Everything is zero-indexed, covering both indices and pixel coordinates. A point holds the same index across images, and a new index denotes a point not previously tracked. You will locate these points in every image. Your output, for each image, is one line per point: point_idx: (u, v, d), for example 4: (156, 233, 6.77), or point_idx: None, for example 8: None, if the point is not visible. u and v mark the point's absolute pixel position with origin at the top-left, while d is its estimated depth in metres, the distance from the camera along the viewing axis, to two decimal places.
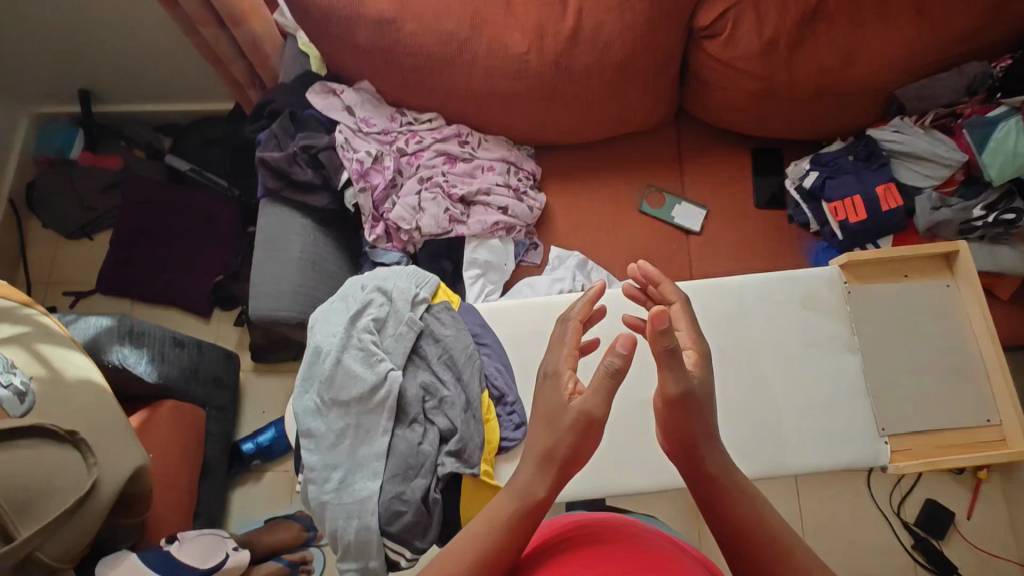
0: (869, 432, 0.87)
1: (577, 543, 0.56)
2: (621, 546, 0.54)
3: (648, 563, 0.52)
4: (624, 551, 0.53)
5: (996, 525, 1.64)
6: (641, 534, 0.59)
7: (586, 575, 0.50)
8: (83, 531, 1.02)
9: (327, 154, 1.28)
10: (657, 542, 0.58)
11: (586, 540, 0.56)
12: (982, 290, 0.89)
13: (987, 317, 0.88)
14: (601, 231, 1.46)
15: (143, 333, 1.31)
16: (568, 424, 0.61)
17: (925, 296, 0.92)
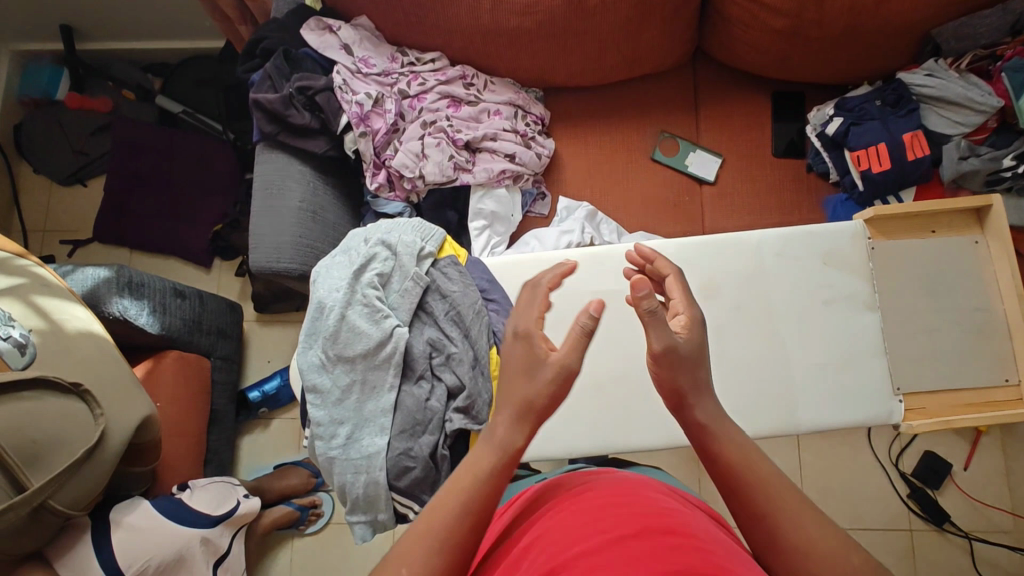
0: (883, 391, 0.85)
1: (572, 500, 0.55)
2: (626, 503, 0.51)
3: (649, 513, 0.49)
4: (629, 508, 0.51)
5: (992, 475, 1.67)
6: (650, 491, 0.56)
7: (583, 531, 0.48)
8: (94, 480, 1.03)
9: (325, 96, 1.20)
10: (667, 498, 0.55)
11: (590, 497, 0.54)
12: (1013, 246, 0.85)
13: (1015, 275, 0.85)
14: (611, 181, 1.40)
15: (143, 284, 1.28)
16: (546, 378, 0.57)
17: (952, 252, 0.88)
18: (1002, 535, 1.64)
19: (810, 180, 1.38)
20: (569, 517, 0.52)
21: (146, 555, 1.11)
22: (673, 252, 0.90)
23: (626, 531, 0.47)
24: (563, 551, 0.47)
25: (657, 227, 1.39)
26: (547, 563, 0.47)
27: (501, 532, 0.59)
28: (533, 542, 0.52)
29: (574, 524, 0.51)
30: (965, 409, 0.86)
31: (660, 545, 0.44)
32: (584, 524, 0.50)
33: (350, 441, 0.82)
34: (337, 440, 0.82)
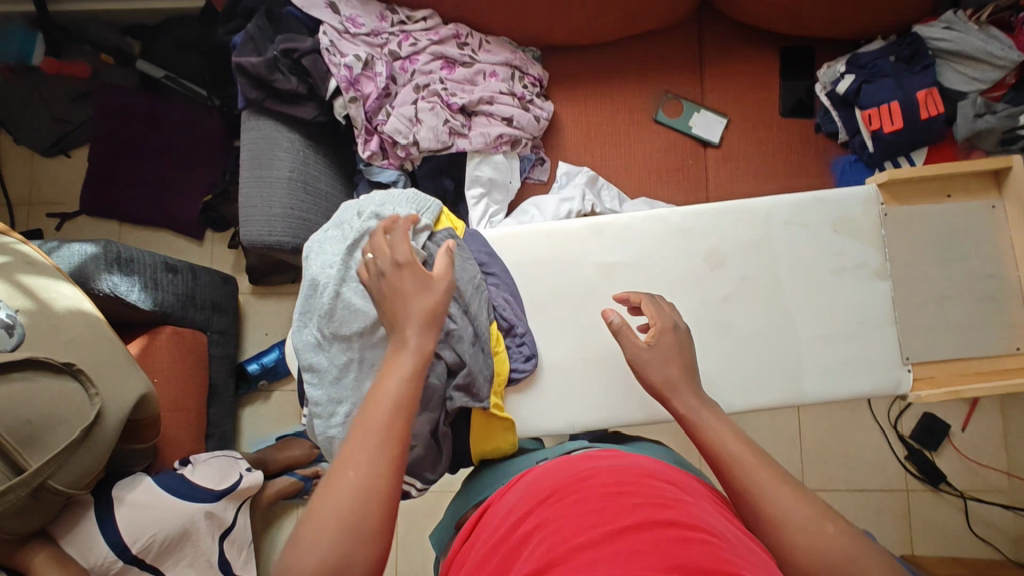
0: (892, 361, 0.83)
1: (575, 488, 0.57)
2: (630, 496, 0.53)
3: (653, 507, 0.52)
4: (633, 502, 0.52)
5: (989, 436, 1.69)
6: (654, 481, 0.58)
7: (582, 520, 0.51)
8: (94, 458, 1.02)
9: (312, 59, 1.14)
10: (671, 489, 0.57)
11: (592, 487, 0.56)
12: None
13: None
14: (612, 145, 1.36)
15: (131, 259, 1.25)
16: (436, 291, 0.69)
17: (969, 217, 0.85)
18: (996, 494, 1.66)
19: (818, 141, 1.34)
20: (571, 506, 0.54)
21: (150, 530, 1.12)
22: (679, 220, 0.87)
23: (629, 523, 0.49)
24: (566, 541, 0.49)
25: (659, 192, 1.35)
26: (548, 551, 0.49)
27: (500, 510, 0.63)
28: (535, 528, 0.54)
29: (576, 513, 0.52)
30: (974, 378, 0.84)
31: (666, 539, 0.47)
32: (585, 515, 0.52)
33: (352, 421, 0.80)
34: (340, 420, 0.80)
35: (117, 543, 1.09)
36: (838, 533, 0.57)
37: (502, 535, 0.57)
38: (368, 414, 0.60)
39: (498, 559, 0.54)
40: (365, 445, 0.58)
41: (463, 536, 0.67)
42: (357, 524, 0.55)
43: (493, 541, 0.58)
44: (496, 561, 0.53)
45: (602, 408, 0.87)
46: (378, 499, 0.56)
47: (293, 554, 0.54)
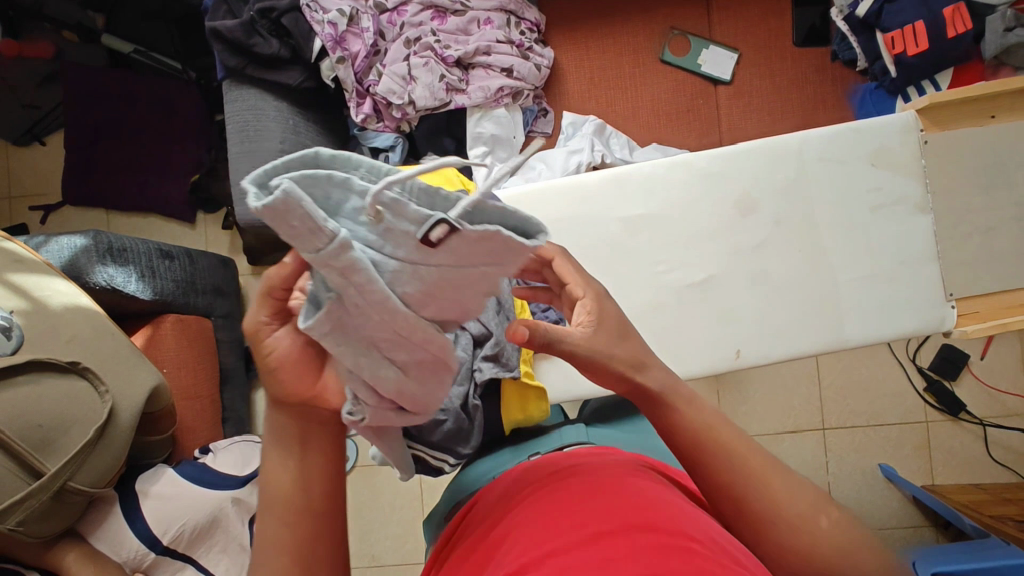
0: (935, 298, 0.80)
1: (551, 492, 0.61)
2: (612, 499, 0.57)
3: (635, 511, 0.54)
4: (613, 506, 0.55)
5: (1008, 362, 1.68)
6: (638, 485, 0.60)
7: (561, 522, 0.55)
8: (112, 456, 1.00)
9: (292, 17, 1.04)
10: (655, 490, 0.60)
11: (573, 492, 0.60)
12: None
13: None
14: (617, 90, 1.28)
15: (124, 249, 1.19)
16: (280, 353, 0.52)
17: (1017, 137, 0.79)
18: (1015, 418, 1.67)
19: (835, 70, 1.27)
20: (547, 512, 0.58)
21: (179, 520, 1.09)
22: (706, 165, 0.82)
23: (607, 529, 0.52)
24: (539, 544, 0.53)
25: (670, 136, 1.28)
26: (521, 556, 0.52)
27: (480, 517, 0.66)
28: (511, 533, 0.58)
29: (551, 517, 0.56)
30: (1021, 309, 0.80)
31: (646, 545, 0.49)
32: (562, 517, 0.56)
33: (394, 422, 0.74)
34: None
35: (147, 536, 1.08)
36: (831, 525, 0.58)
37: (478, 536, 0.63)
38: (266, 524, 0.56)
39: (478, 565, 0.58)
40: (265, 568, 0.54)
41: (447, 535, 0.71)
42: None
43: (470, 545, 0.63)
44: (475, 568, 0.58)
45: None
46: None
47: None
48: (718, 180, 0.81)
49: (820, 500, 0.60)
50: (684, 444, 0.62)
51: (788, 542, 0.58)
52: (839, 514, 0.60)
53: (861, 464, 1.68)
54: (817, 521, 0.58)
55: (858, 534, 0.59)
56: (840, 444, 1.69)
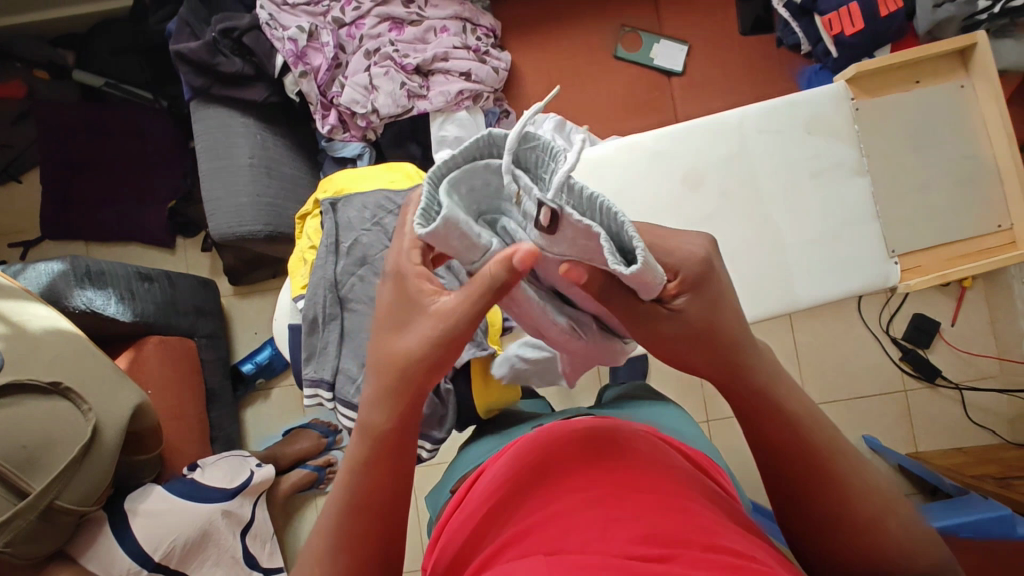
0: (879, 256, 0.84)
1: (557, 455, 0.62)
2: (606, 463, 0.59)
3: (641, 480, 0.57)
4: (619, 475, 0.58)
5: (978, 326, 1.73)
6: (636, 446, 0.63)
7: (567, 489, 0.57)
8: (98, 474, 1.01)
9: (253, 36, 1.08)
10: (657, 455, 0.63)
11: (569, 453, 0.62)
12: (998, 81, 0.81)
13: (1002, 108, 0.81)
14: (574, 88, 1.33)
15: (102, 272, 1.22)
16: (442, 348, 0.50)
17: (939, 100, 0.84)
18: (989, 380, 1.71)
19: (781, 55, 1.32)
20: (545, 475, 0.61)
21: (170, 535, 1.11)
22: (652, 144, 0.86)
23: (612, 497, 0.55)
24: (545, 510, 0.56)
25: (629, 128, 1.33)
26: (518, 526, 0.56)
27: (485, 476, 0.68)
28: (508, 502, 0.61)
29: (556, 482, 0.59)
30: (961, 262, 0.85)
31: (650, 512, 0.53)
32: (568, 482, 0.58)
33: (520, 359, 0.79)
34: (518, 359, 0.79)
35: (138, 553, 1.08)
36: (900, 530, 0.54)
37: (481, 498, 0.65)
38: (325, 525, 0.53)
39: (480, 533, 0.61)
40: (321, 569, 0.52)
41: (456, 500, 0.71)
42: None
43: (473, 506, 0.65)
44: (480, 529, 0.61)
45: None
46: None
47: None
48: (666, 159, 0.85)
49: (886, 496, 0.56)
50: (765, 429, 0.57)
51: (851, 538, 0.54)
52: (910, 515, 0.55)
53: None
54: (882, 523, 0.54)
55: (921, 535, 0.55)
56: None
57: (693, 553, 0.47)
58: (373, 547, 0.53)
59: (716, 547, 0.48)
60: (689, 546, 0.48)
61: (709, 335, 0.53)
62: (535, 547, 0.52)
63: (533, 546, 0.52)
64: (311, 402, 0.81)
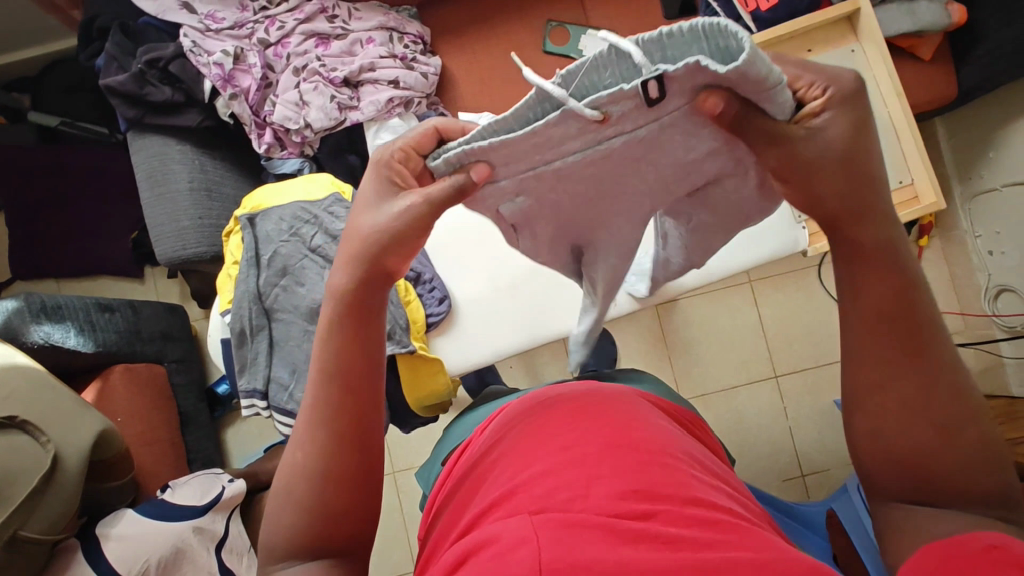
0: (785, 223, 0.90)
1: (540, 422, 0.74)
2: (595, 425, 0.70)
3: (616, 434, 0.68)
4: (597, 431, 0.69)
5: (939, 284, 1.74)
6: (624, 411, 0.74)
7: (551, 445, 0.68)
8: (64, 500, 1.04)
9: (178, 63, 1.11)
10: (631, 413, 0.74)
11: (561, 419, 0.72)
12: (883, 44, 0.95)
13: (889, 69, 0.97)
14: (508, 84, 1.34)
15: (59, 306, 1.25)
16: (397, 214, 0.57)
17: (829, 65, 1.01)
18: (953, 336, 1.72)
19: None
20: (542, 437, 0.71)
21: (144, 555, 1.13)
22: None
23: (590, 452, 0.66)
24: (530, 466, 0.66)
25: None
26: (512, 483, 0.65)
27: (483, 444, 0.78)
28: (503, 463, 0.71)
29: (542, 441, 0.70)
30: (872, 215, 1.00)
31: (630, 465, 0.64)
32: (553, 440, 0.69)
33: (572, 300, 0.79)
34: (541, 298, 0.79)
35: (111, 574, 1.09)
36: (980, 438, 0.52)
37: (477, 461, 0.76)
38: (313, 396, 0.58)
39: (474, 491, 0.72)
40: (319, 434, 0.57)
41: (446, 472, 0.83)
42: (323, 509, 0.56)
43: (468, 473, 0.76)
44: (478, 484, 0.72)
45: (528, 328, 0.90)
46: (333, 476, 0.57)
47: (274, 530, 0.57)
48: None
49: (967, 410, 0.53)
50: (884, 299, 0.54)
51: (931, 444, 0.52)
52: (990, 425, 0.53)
53: (817, 405, 1.72)
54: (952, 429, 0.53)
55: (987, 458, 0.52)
56: (794, 390, 1.73)
57: (675, 506, 0.59)
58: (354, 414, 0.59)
59: (693, 500, 0.61)
60: (672, 502, 0.60)
61: (847, 208, 0.52)
62: (525, 502, 0.61)
63: (528, 499, 0.61)
64: (248, 412, 0.83)
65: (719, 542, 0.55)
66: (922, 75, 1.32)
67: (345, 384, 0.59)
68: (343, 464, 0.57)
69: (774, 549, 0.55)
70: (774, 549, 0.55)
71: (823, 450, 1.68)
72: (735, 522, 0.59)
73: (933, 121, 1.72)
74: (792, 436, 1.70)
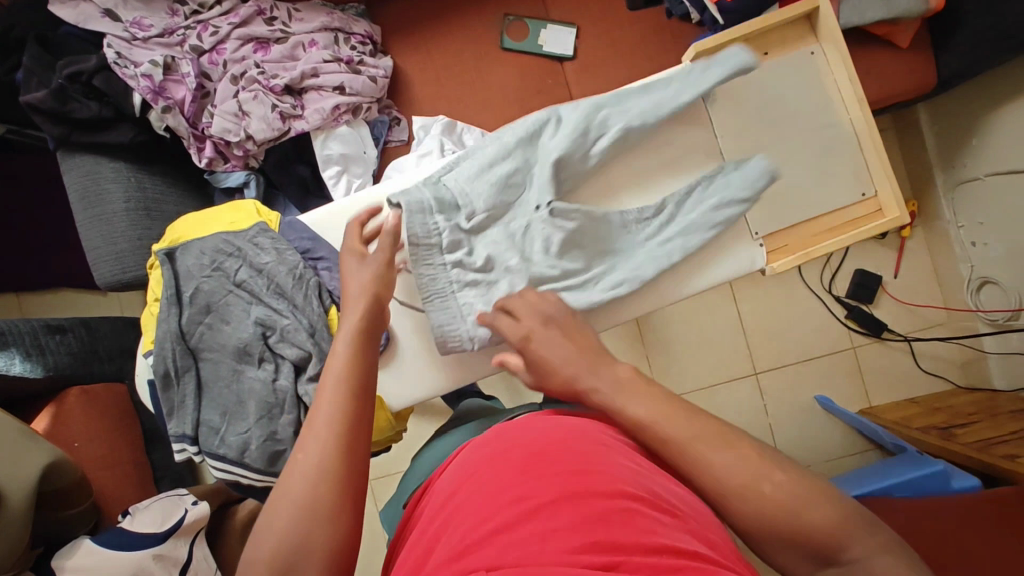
0: (744, 238, 0.91)
1: (495, 464, 0.65)
2: (550, 465, 0.61)
3: (576, 476, 0.60)
4: (553, 474, 0.60)
5: (922, 275, 1.70)
6: (587, 443, 0.65)
7: (504, 493, 0.59)
8: (10, 538, 1.00)
9: (102, 77, 1.04)
10: (601, 449, 0.65)
11: (516, 458, 0.64)
12: (842, 46, 0.91)
13: (850, 73, 0.91)
14: (464, 84, 1.28)
15: (4, 332, 1.20)
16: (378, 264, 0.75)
17: (790, 66, 0.94)
18: (936, 328, 1.69)
19: (673, 26, 1.27)
20: (496, 482, 0.62)
21: None
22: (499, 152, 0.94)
23: (545, 500, 0.57)
24: (479, 523, 0.57)
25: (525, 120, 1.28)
26: (465, 538, 0.57)
27: (438, 492, 0.70)
28: (457, 509, 0.62)
29: (495, 488, 0.61)
30: (827, 235, 0.94)
31: (589, 515, 0.55)
32: (506, 488, 0.60)
33: (451, 225, 0.86)
34: (436, 234, 0.85)
35: None
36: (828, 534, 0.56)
37: (435, 512, 0.66)
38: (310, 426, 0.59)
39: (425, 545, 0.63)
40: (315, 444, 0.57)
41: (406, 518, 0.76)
42: (318, 513, 0.54)
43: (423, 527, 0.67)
44: (428, 538, 0.63)
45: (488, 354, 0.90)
46: (327, 484, 0.55)
47: (261, 537, 0.53)
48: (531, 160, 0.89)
49: (768, 460, 0.60)
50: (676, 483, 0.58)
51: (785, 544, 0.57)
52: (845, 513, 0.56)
53: (797, 402, 1.68)
54: (766, 484, 0.58)
55: (813, 494, 0.57)
56: (774, 387, 1.69)
57: (635, 556, 0.51)
58: (355, 428, 0.60)
59: (656, 547, 0.52)
60: (632, 553, 0.51)
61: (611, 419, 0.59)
62: (480, 560, 0.53)
63: (482, 558, 0.53)
64: (179, 457, 0.79)
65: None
66: (897, 63, 1.26)
67: (350, 395, 0.62)
68: (336, 474, 0.56)
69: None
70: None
71: (804, 447, 1.66)
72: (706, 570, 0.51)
73: (915, 108, 1.65)
74: (772, 433, 1.67)
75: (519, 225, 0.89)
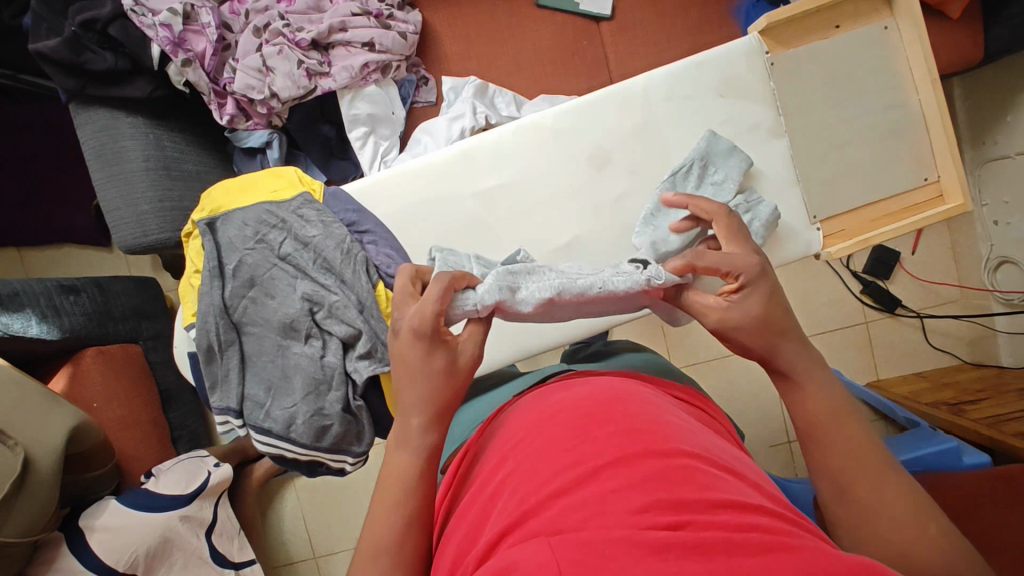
0: (802, 223, 0.93)
1: (541, 430, 0.55)
2: (600, 428, 0.51)
3: (628, 436, 0.49)
4: (602, 434, 0.50)
5: (939, 252, 1.71)
6: (632, 406, 0.55)
7: (557, 455, 0.50)
8: (41, 502, 0.99)
9: (118, 25, 0.97)
10: (656, 411, 0.56)
11: (564, 425, 0.53)
12: (920, 21, 0.87)
13: (925, 51, 0.88)
14: (496, 45, 1.22)
15: (18, 293, 1.17)
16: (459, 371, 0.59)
17: (861, 40, 0.90)
18: (949, 306, 1.70)
19: None
20: (546, 446, 0.52)
21: (132, 546, 1.12)
22: (551, 123, 0.93)
23: (604, 462, 0.47)
24: (538, 489, 0.47)
25: (558, 85, 1.23)
26: (523, 503, 0.47)
27: (473, 472, 0.59)
28: (508, 479, 0.51)
29: (548, 451, 0.51)
30: (886, 220, 0.94)
31: (647, 475, 0.45)
32: (559, 452, 0.50)
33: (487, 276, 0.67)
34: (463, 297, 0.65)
35: (101, 567, 1.07)
36: None
37: (475, 486, 0.56)
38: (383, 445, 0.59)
39: (479, 520, 0.51)
40: (405, 468, 0.58)
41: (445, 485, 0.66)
42: (414, 514, 0.55)
43: (465, 504, 0.55)
44: (473, 516, 0.52)
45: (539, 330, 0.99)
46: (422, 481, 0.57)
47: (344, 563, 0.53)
48: (568, 136, 0.93)
49: (922, 501, 0.50)
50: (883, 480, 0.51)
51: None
52: None
53: None
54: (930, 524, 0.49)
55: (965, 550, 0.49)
56: None
57: (702, 514, 0.42)
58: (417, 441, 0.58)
59: (721, 504, 0.43)
60: (697, 512, 0.42)
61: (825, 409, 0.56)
62: (542, 525, 0.43)
63: (542, 524, 0.43)
64: (223, 429, 0.82)
65: (761, 555, 0.38)
66: (945, 37, 1.22)
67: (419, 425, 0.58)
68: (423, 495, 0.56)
69: (840, 563, 0.37)
70: (834, 560, 0.37)
71: None
72: (782, 530, 0.41)
73: (951, 80, 1.61)
74: None
75: (586, 287, 0.70)
